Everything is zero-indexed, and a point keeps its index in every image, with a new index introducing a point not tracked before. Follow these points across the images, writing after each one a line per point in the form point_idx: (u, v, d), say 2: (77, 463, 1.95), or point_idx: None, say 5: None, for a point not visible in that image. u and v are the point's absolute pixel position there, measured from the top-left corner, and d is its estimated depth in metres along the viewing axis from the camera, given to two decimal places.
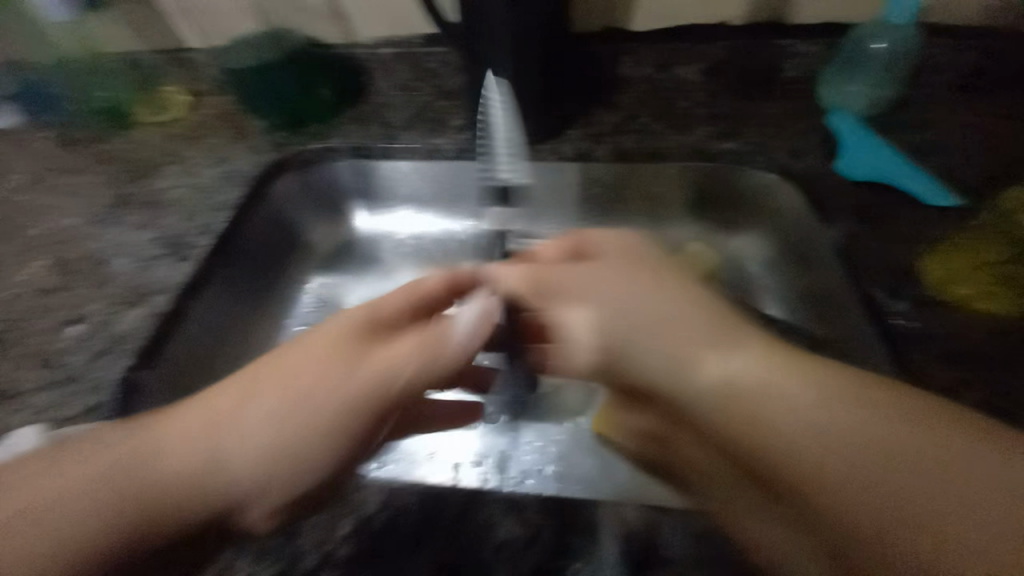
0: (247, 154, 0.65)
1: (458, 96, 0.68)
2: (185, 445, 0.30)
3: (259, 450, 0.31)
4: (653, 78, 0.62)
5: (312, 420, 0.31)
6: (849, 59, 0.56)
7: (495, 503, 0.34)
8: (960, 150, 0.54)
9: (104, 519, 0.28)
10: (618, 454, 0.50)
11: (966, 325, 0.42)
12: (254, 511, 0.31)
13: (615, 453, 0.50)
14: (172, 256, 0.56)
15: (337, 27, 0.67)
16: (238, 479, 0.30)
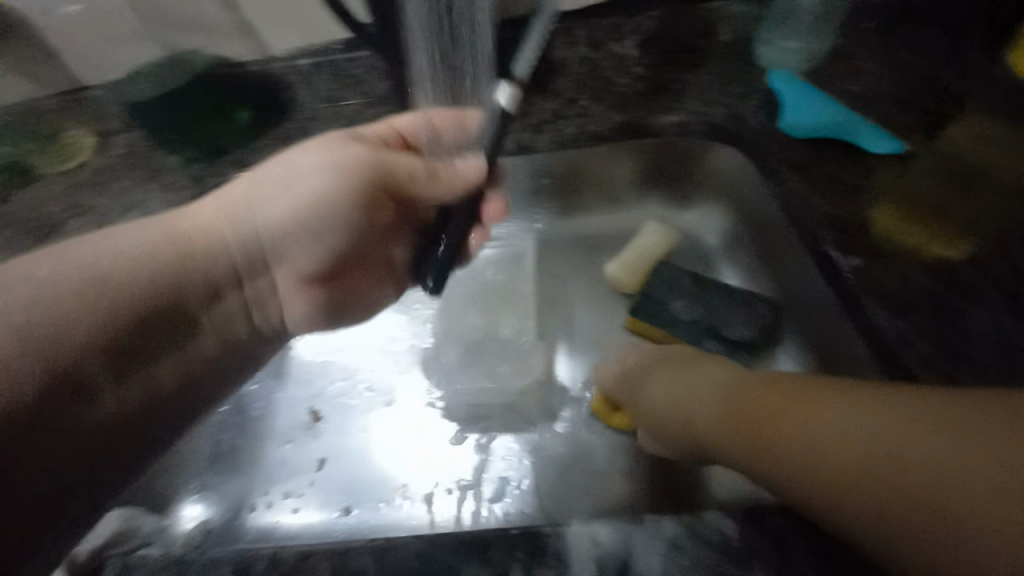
0: (165, 192, 0.61)
1: (386, 103, 0.64)
2: (217, 213, 0.45)
3: (274, 214, 0.46)
4: (587, 55, 0.56)
5: (285, 217, 0.46)
6: (781, 14, 0.53)
7: (456, 547, 0.30)
8: (913, 91, 0.51)
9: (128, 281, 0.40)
10: (596, 458, 0.48)
11: (924, 272, 0.42)
12: (296, 262, 0.49)
13: (593, 456, 0.48)
14: None
15: (243, 43, 0.62)
16: (263, 234, 0.46)
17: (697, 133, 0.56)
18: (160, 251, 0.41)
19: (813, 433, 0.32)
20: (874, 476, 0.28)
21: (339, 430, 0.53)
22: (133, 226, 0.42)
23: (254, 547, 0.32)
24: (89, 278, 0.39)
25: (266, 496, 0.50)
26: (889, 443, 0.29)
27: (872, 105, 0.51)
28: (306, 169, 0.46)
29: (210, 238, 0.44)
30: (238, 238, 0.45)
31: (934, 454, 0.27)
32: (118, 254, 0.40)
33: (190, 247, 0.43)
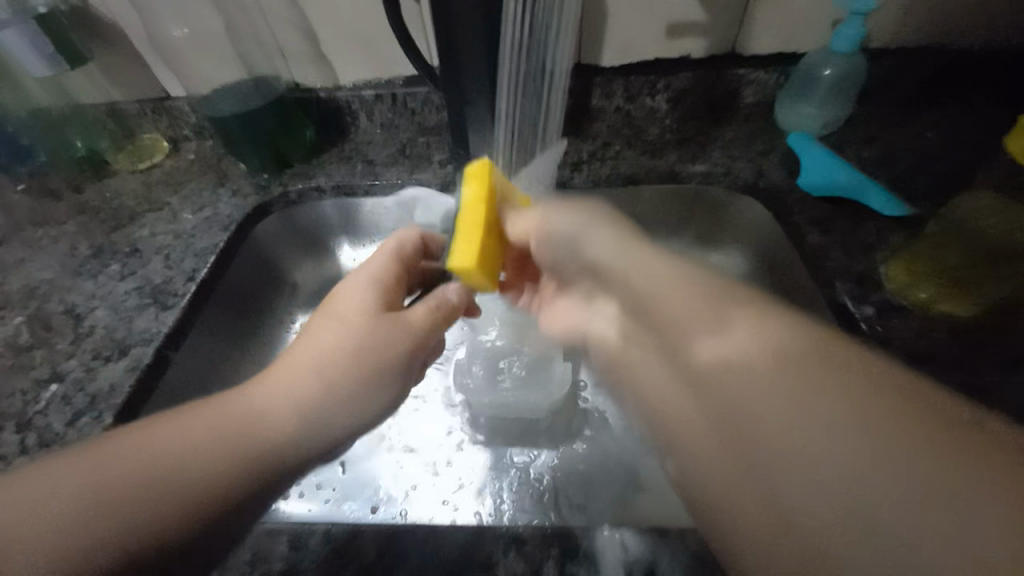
0: (230, 197, 0.66)
1: (437, 133, 0.70)
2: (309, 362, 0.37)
3: (307, 374, 0.37)
4: (623, 107, 0.65)
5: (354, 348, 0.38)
6: (802, 84, 0.60)
7: (496, 538, 0.33)
8: (916, 161, 0.57)
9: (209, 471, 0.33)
10: (611, 479, 0.52)
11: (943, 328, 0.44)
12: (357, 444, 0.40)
13: (608, 477, 0.52)
14: (153, 304, 0.54)
15: (316, 70, 0.68)
16: (297, 402, 0.36)
17: (723, 184, 0.59)
18: (195, 434, 0.33)
19: (720, 389, 0.28)
20: (751, 373, 0.26)
21: (370, 431, 0.57)
22: (166, 428, 0.34)
23: (309, 524, 0.35)
24: (120, 498, 0.30)
25: (298, 486, 0.53)
26: (661, 299, 0.33)
27: (879, 170, 0.57)
28: (354, 309, 0.40)
29: (303, 385, 0.37)
30: (269, 411, 0.35)
31: (691, 333, 0.30)
32: (168, 471, 0.32)
33: (248, 421, 0.35)
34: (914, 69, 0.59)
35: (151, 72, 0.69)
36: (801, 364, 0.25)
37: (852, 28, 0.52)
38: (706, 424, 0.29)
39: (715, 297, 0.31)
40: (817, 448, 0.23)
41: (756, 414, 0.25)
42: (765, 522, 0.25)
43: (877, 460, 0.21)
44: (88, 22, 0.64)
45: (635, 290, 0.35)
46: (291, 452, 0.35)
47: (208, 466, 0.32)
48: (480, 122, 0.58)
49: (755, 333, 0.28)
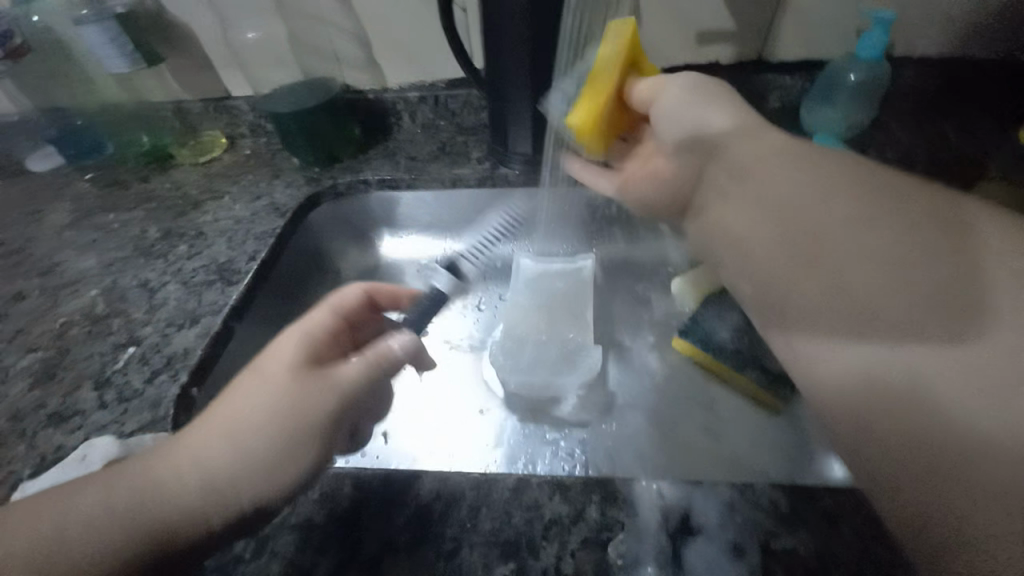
0: (284, 188, 0.72)
1: (475, 132, 0.75)
2: (243, 394, 0.36)
3: (246, 414, 0.35)
4: None
5: (271, 398, 0.35)
6: (826, 88, 0.63)
7: (541, 486, 0.36)
8: (940, 161, 0.59)
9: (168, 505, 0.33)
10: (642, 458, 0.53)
11: None
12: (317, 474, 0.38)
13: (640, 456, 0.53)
14: (218, 280, 0.59)
15: (366, 73, 0.74)
16: (240, 429, 0.34)
17: None
18: (173, 462, 0.34)
19: (839, 220, 0.34)
20: (874, 249, 0.32)
21: (410, 406, 0.61)
22: (125, 468, 0.34)
23: (370, 469, 0.39)
24: (116, 505, 0.32)
25: (343, 454, 0.56)
26: (779, 212, 0.38)
27: (903, 169, 0.59)
28: (281, 349, 0.38)
29: (234, 416, 0.35)
30: (213, 447, 0.34)
31: (829, 233, 0.34)
32: (138, 495, 0.33)
33: (198, 459, 0.34)
34: (936, 74, 0.62)
35: (216, 74, 0.76)
36: (810, 228, 0.36)
37: (877, 36, 0.56)
38: (802, 252, 0.36)
39: (864, 180, 0.35)
40: (906, 303, 0.30)
41: (864, 259, 0.32)
42: (845, 309, 0.32)
43: (921, 286, 0.30)
44: (165, 28, 0.71)
45: (745, 164, 0.42)
46: (233, 488, 0.33)
47: (173, 492, 0.33)
48: (520, 120, 0.62)
49: (881, 202, 0.33)
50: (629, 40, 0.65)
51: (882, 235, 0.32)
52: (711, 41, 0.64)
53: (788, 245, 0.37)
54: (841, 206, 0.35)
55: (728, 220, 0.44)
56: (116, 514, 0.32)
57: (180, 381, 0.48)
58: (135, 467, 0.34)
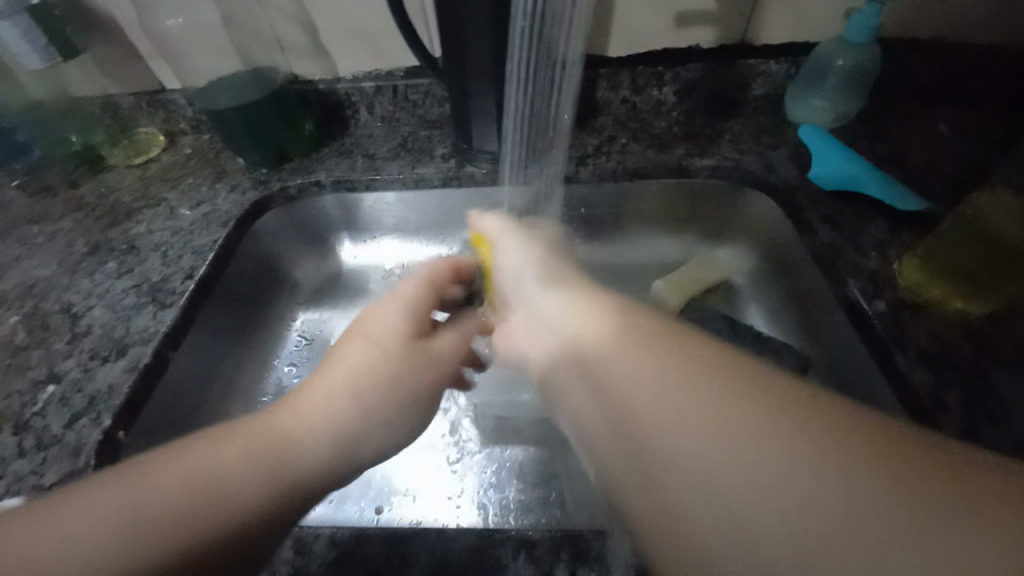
0: (229, 192, 0.65)
1: (438, 126, 0.69)
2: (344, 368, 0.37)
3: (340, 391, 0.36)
4: (630, 99, 0.64)
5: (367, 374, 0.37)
6: (812, 76, 0.58)
7: (503, 543, 0.33)
8: (931, 155, 0.56)
9: (214, 490, 0.31)
10: None
11: (964, 326, 0.42)
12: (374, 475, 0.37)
13: None
14: (151, 303, 0.53)
15: (315, 62, 0.67)
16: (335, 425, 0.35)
17: (732, 179, 0.58)
18: (202, 473, 0.31)
19: (678, 423, 0.26)
20: (740, 469, 0.23)
21: None
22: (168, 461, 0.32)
23: (314, 529, 0.35)
24: (165, 504, 0.30)
25: None
26: (643, 406, 0.27)
27: (894, 164, 0.55)
28: (378, 324, 0.39)
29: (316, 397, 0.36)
30: (303, 432, 0.35)
31: (700, 439, 0.25)
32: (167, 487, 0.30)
33: (278, 447, 0.34)
34: (928, 60, 0.58)
35: (145, 64, 0.68)
36: (706, 435, 0.25)
37: (867, 18, 0.51)
38: (639, 473, 0.27)
39: (708, 363, 0.28)
40: (799, 502, 0.22)
41: (733, 469, 0.24)
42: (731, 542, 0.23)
43: (798, 485, 0.22)
44: (81, 12, 0.63)
45: (602, 350, 0.31)
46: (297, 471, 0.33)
47: (205, 497, 0.30)
48: (484, 115, 0.57)
49: (718, 394, 0.26)
50: (601, 23, 0.59)
51: (709, 416, 0.25)
52: (691, 23, 0.59)
53: (629, 471, 0.27)
54: (672, 393, 0.27)
55: (584, 420, 0.31)
56: (161, 513, 0.29)
57: (103, 425, 0.43)
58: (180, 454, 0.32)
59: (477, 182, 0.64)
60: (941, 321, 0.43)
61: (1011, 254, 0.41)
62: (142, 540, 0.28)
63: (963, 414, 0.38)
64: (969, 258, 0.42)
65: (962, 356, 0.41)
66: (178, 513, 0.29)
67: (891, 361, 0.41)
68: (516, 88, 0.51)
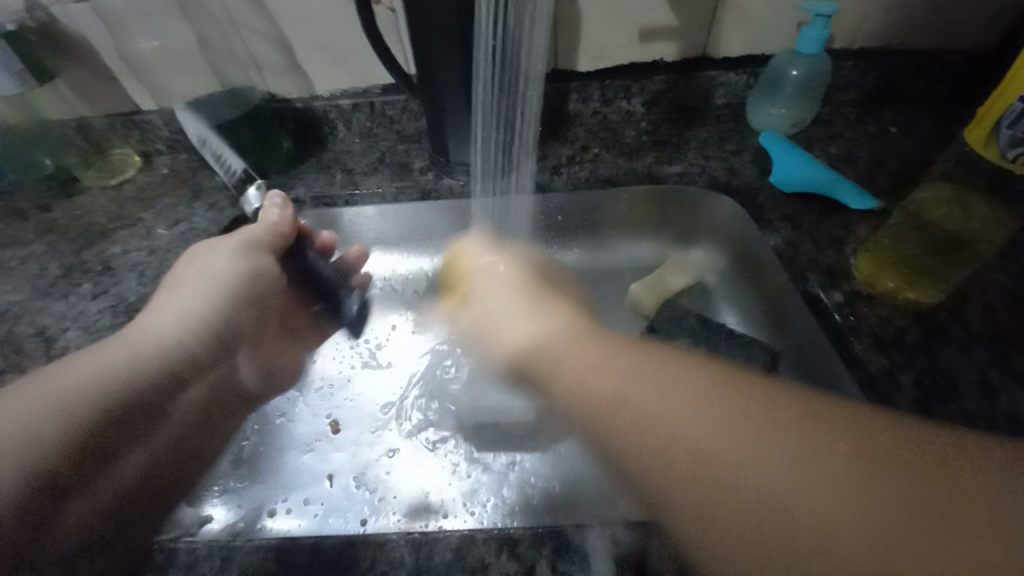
0: (206, 211, 0.65)
1: (416, 141, 0.71)
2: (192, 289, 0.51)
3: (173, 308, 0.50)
4: (599, 111, 0.67)
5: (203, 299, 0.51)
6: (768, 86, 0.62)
7: (485, 542, 0.33)
8: (882, 156, 0.59)
9: (108, 375, 0.43)
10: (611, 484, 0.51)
11: (916, 313, 0.45)
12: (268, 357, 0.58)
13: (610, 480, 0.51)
14: (127, 323, 0.53)
15: (291, 80, 0.68)
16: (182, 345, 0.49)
17: (698, 184, 0.61)
18: (88, 368, 0.43)
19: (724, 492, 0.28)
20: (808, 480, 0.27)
21: (360, 442, 0.57)
22: (92, 359, 0.44)
23: (296, 539, 0.35)
24: (62, 400, 0.40)
25: (285, 504, 0.51)
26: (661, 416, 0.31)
27: (848, 165, 0.59)
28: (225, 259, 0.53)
29: (162, 311, 0.49)
30: (167, 336, 0.48)
31: (766, 446, 0.28)
32: (90, 375, 0.42)
33: (159, 349, 0.47)
34: (874, 69, 0.62)
35: (121, 86, 0.68)
36: (809, 483, 0.27)
37: (816, 31, 0.54)
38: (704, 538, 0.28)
39: (689, 382, 0.32)
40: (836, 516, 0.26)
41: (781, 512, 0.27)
42: (807, 537, 0.26)
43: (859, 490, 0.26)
44: (55, 37, 0.63)
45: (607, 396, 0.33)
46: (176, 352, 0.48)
47: (100, 389, 0.42)
48: (459, 127, 0.58)
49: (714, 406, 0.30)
50: (570, 40, 0.62)
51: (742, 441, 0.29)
52: (654, 38, 0.62)
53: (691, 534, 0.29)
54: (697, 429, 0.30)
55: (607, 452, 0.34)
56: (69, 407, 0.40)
57: None
58: (96, 364, 0.43)
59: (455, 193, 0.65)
60: (895, 310, 0.45)
61: (958, 243, 0.47)
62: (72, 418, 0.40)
63: (916, 395, 0.40)
64: (914, 243, 0.48)
65: (914, 341, 0.43)
66: (79, 400, 0.41)
67: (849, 348, 0.44)
68: (483, 96, 0.54)
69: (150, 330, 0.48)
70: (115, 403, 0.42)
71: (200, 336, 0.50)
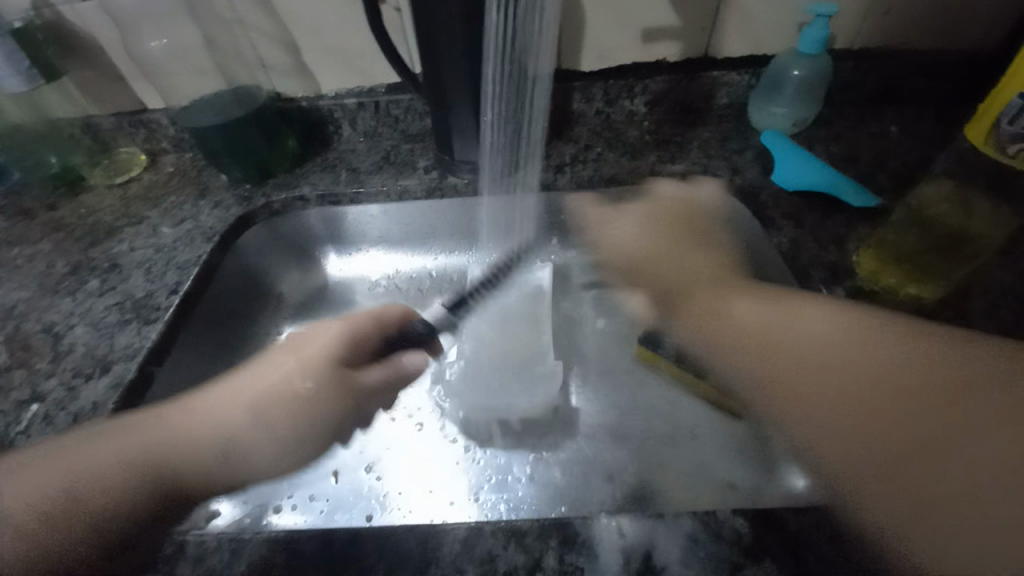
0: (212, 209, 0.65)
1: (420, 140, 0.71)
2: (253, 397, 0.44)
3: (245, 406, 0.43)
4: (603, 111, 0.67)
5: (268, 401, 0.43)
6: (770, 86, 0.63)
7: (493, 534, 0.34)
8: (884, 155, 0.60)
9: (148, 475, 0.39)
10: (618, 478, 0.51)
11: (917, 309, 0.45)
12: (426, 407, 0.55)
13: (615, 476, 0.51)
14: (134, 320, 0.53)
15: (297, 80, 0.68)
16: (227, 438, 0.42)
17: (702, 183, 0.61)
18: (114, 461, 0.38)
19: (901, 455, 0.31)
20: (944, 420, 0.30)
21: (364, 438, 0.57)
22: (116, 433, 0.40)
23: (305, 532, 0.35)
24: (130, 473, 0.38)
25: (290, 499, 0.52)
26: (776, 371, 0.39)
27: (849, 164, 0.59)
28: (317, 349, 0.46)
29: (279, 395, 0.44)
30: (194, 431, 0.42)
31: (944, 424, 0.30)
32: (113, 478, 0.38)
33: (163, 458, 0.40)
34: (875, 68, 0.62)
35: (128, 86, 0.68)
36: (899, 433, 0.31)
37: (816, 31, 0.55)
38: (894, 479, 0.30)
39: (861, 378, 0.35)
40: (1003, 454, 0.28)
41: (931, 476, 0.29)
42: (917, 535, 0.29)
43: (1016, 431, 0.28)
44: (63, 37, 0.63)
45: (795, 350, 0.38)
46: (206, 470, 0.41)
47: (122, 488, 0.38)
48: (464, 126, 0.59)
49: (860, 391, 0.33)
50: (573, 40, 0.62)
51: (844, 361, 0.36)
52: (657, 38, 0.62)
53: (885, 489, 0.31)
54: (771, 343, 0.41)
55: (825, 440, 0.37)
56: (99, 504, 0.37)
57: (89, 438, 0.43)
58: (87, 468, 0.38)
59: (459, 192, 0.66)
60: (896, 307, 0.46)
61: (957, 240, 0.46)
62: (92, 513, 0.37)
63: None
64: (917, 242, 0.48)
65: None
66: (88, 496, 0.37)
67: None
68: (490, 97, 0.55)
69: (206, 426, 0.42)
70: (196, 484, 0.40)
71: (232, 429, 0.42)
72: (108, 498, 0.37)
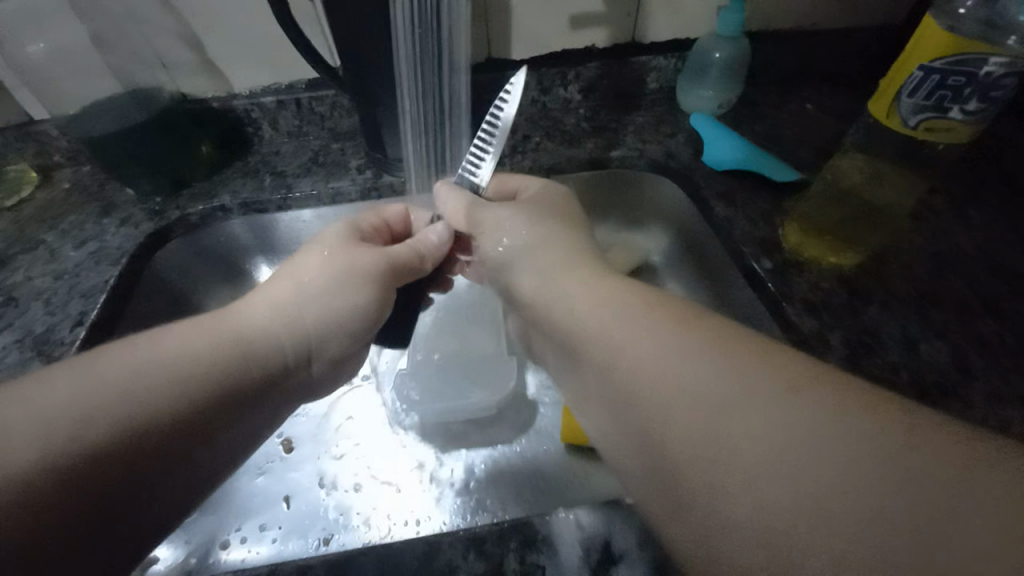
0: (119, 227, 0.59)
1: (352, 138, 0.67)
2: (292, 288, 0.40)
3: (286, 290, 0.40)
4: (538, 100, 0.67)
5: (322, 267, 0.42)
6: (696, 68, 0.64)
7: (454, 544, 0.33)
8: (801, 132, 0.63)
9: (210, 358, 0.34)
10: (583, 466, 0.51)
11: (837, 277, 0.49)
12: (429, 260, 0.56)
13: (580, 465, 0.52)
14: (36, 357, 0.48)
15: (207, 79, 0.63)
16: (264, 329, 0.38)
17: (638, 167, 0.62)
18: (177, 350, 0.34)
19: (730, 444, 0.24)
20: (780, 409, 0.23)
21: (316, 457, 0.54)
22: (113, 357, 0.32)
23: (250, 570, 0.33)
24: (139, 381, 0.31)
25: (238, 532, 0.48)
26: (587, 322, 0.33)
27: (772, 142, 0.62)
28: (325, 247, 0.43)
29: (282, 287, 0.41)
30: (251, 319, 0.38)
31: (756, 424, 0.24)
32: (161, 369, 0.32)
33: (235, 338, 0.36)
34: (788, 50, 0.66)
35: (5, 93, 0.60)
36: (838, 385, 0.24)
37: (734, 15, 0.57)
38: (686, 471, 0.25)
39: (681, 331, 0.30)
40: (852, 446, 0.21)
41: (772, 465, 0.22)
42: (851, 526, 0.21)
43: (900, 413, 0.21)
44: None
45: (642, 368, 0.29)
46: (249, 350, 0.36)
47: (146, 393, 0.31)
48: (395, 122, 0.56)
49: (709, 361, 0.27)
50: (501, 29, 0.61)
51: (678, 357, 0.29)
52: (584, 26, 0.62)
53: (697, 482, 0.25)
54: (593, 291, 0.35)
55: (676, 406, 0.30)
56: (130, 413, 0.30)
57: None
58: (104, 389, 0.30)
59: (398, 191, 0.63)
60: (820, 276, 0.49)
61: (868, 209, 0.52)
62: (98, 435, 0.29)
63: (841, 350, 0.44)
64: (832, 215, 0.52)
65: (839, 303, 0.47)
66: (103, 415, 0.29)
67: (784, 314, 0.46)
68: (417, 88, 0.53)
69: (258, 313, 0.39)
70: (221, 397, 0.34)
71: (297, 330, 0.39)
72: (97, 451, 0.29)
